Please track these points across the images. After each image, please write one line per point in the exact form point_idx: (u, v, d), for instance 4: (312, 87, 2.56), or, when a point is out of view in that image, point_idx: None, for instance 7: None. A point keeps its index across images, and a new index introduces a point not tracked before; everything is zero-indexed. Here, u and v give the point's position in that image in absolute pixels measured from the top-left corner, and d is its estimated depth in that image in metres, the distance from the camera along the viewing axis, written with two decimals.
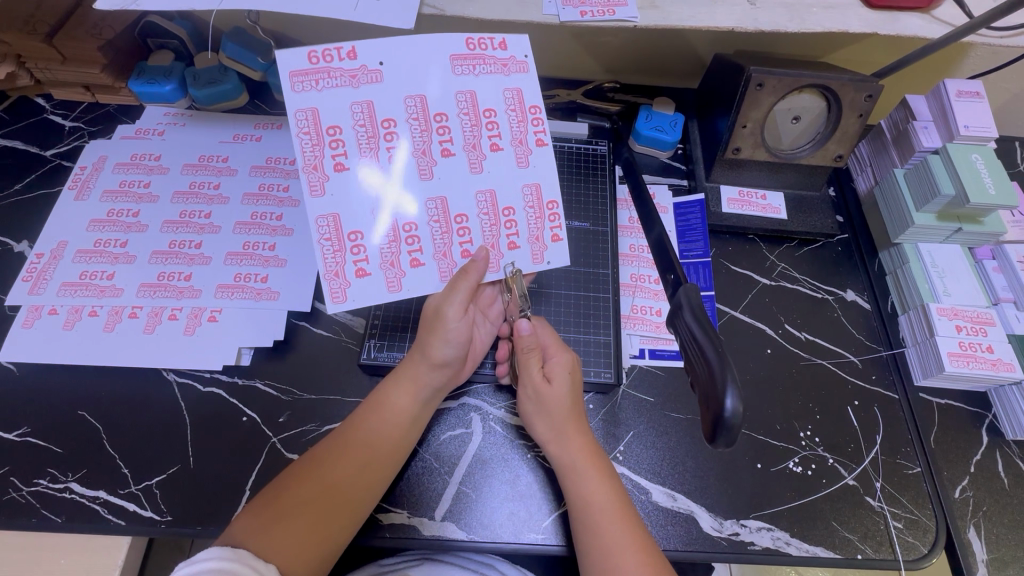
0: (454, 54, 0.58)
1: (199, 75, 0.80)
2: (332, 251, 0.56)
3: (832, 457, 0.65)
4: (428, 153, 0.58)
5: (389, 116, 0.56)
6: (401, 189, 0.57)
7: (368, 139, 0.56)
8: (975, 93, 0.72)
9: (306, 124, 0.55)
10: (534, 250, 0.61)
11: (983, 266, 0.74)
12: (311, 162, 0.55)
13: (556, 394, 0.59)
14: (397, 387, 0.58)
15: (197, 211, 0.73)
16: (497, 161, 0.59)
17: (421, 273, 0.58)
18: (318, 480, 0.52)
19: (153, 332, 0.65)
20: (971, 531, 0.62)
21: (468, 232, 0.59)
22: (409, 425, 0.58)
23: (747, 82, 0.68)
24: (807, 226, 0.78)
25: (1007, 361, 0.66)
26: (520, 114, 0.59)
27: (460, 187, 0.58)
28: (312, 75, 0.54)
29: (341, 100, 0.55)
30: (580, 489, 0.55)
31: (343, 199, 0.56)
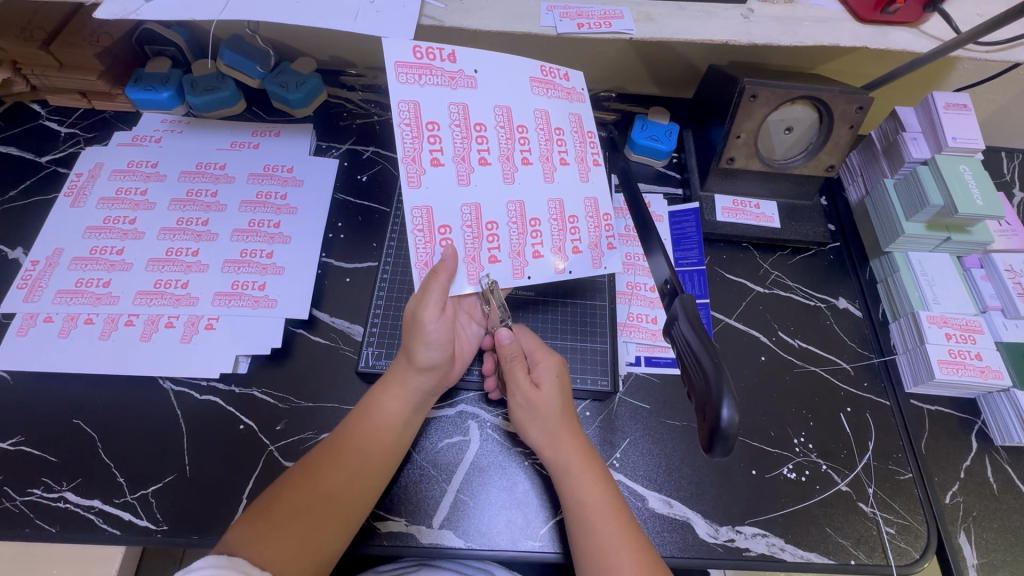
0: (532, 76, 0.63)
1: (197, 83, 0.80)
2: (423, 241, 0.58)
3: (825, 463, 0.66)
4: (511, 160, 0.61)
5: (480, 120, 0.61)
6: (485, 190, 0.60)
7: (463, 139, 0.60)
8: (963, 105, 0.73)
9: (408, 115, 0.58)
10: (557, 260, 0.62)
11: (971, 274, 0.75)
12: (409, 154, 0.58)
13: (546, 399, 0.59)
14: (385, 394, 0.58)
15: (194, 219, 0.73)
16: (564, 175, 0.64)
17: (496, 268, 0.60)
18: (312, 488, 0.52)
19: (150, 340, 0.65)
20: (962, 536, 0.63)
21: (540, 236, 0.62)
22: (399, 428, 0.58)
23: (740, 93, 0.69)
24: (799, 234, 0.80)
25: (995, 368, 0.67)
26: (547, 133, 0.63)
27: (533, 193, 0.62)
28: (416, 70, 0.58)
29: (440, 98, 0.59)
30: (575, 492, 0.55)
31: (436, 192, 0.58)
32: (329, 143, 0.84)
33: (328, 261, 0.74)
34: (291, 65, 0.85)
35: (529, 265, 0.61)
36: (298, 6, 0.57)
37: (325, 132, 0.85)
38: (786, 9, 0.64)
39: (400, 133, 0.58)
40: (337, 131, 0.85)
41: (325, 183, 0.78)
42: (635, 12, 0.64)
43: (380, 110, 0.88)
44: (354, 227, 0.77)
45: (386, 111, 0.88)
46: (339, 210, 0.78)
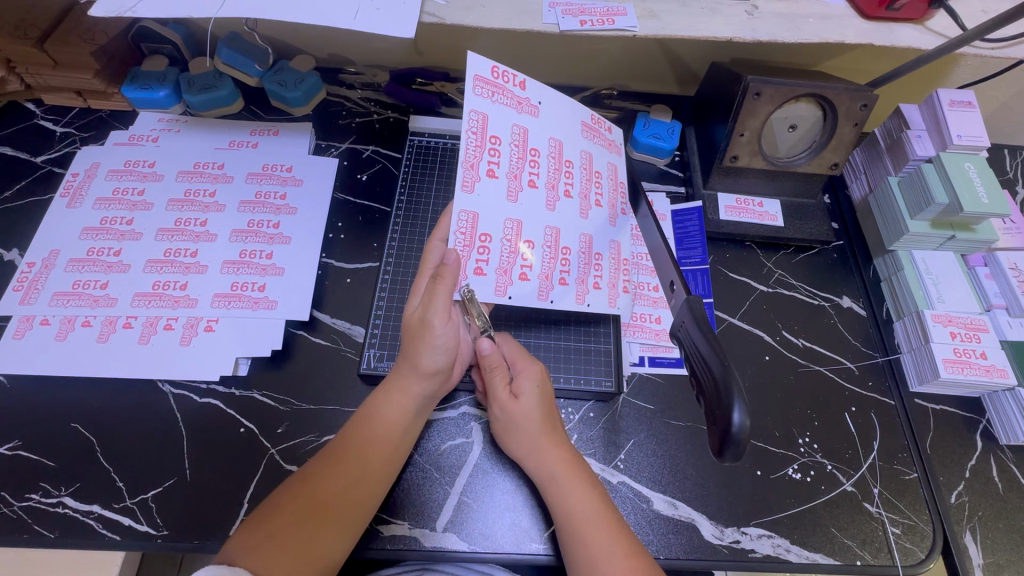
0: (583, 121, 0.67)
1: (194, 81, 0.80)
2: (462, 244, 0.56)
3: (830, 463, 0.65)
4: (556, 188, 0.62)
5: (536, 146, 0.62)
6: (528, 210, 0.60)
7: (518, 158, 0.60)
8: (967, 103, 0.73)
9: (475, 124, 0.57)
10: (578, 291, 0.62)
11: (975, 272, 0.75)
12: (469, 160, 0.57)
13: (523, 409, 0.58)
14: (385, 400, 0.57)
15: (193, 219, 0.72)
16: (596, 215, 0.65)
17: (527, 284, 0.59)
18: (311, 497, 0.52)
19: (148, 342, 0.64)
20: (968, 536, 0.63)
21: (569, 266, 0.62)
22: (393, 432, 0.57)
23: (744, 91, 0.69)
24: (803, 233, 0.79)
25: (1000, 367, 0.67)
26: (589, 174, 0.65)
27: (568, 223, 0.62)
28: (490, 86, 0.59)
29: (506, 117, 0.60)
30: (562, 501, 0.55)
31: (485, 201, 0.58)
32: (328, 142, 0.83)
33: (329, 261, 0.73)
34: (290, 63, 0.84)
35: (553, 290, 0.61)
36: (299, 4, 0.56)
37: (324, 131, 0.84)
38: (790, 6, 0.64)
39: (466, 139, 0.57)
40: (337, 129, 0.84)
41: (326, 183, 0.78)
42: (639, 9, 0.64)
43: (380, 109, 0.88)
44: (355, 227, 0.76)
45: (387, 109, 0.88)
46: (340, 210, 0.77)
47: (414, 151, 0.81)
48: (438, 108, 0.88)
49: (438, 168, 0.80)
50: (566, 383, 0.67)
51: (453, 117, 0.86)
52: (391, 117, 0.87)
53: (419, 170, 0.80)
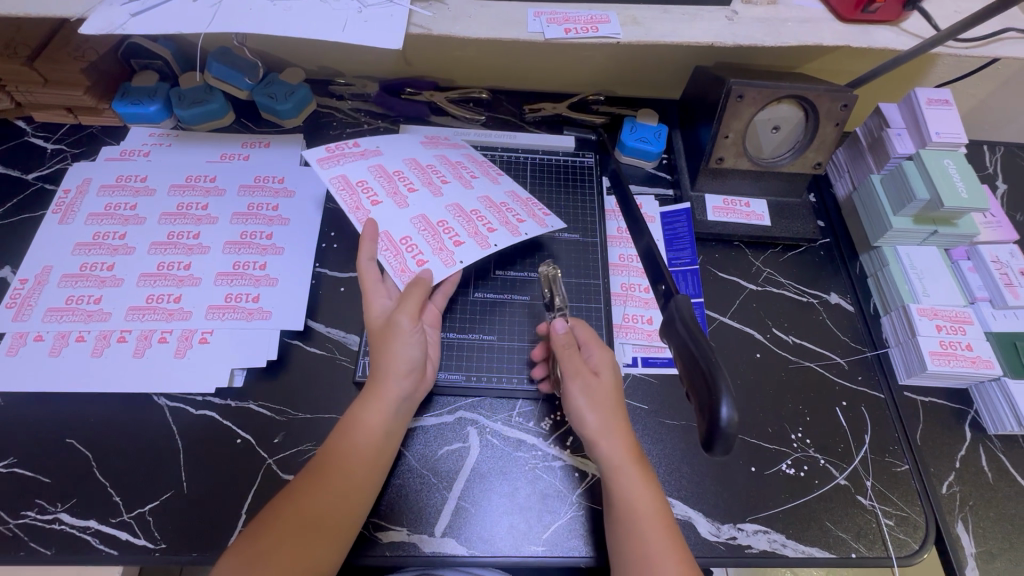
0: (422, 141, 0.79)
1: (185, 96, 0.81)
2: (431, 237, 0.68)
3: (823, 458, 0.66)
4: (463, 177, 0.75)
5: (428, 163, 0.76)
6: (456, 195, 0.73)
7: (390, 184, 0.71)
8: (945, 101, 0.74)
9: (340, 184, 0.70)
10: (538, 220, 0.72)
11: (959, 266, 0.76)
12: (353, 205, 0.68)
13: (603, 386, 0.59)
14: (364, 408, 0.57)
15: (185, 232, 0.72)
16: (483, 183, 0.76)
17: (461, 250, 0.67)
18: (299, 513, 0.51)
19: (142, 356, 0.64)
20: (960, 526, 0.64)
21: (487, 219, 0.70)
22: (381, 442, 0.56)
23: (727, 94, 0.70)
24: (790, 231, 0.81)
25: (986, 358, 0.68)
26: (480, 163, 0.79)
27: (464, 199, 0.72)
28: (333, 157, 0.72)
29: (360, 167, 0.72)
30: (622, 495, 0.55)
31: (421, 205, 0.70)
32: None
33: (322, 271, 0.74)
34: (279, 75, 0.85)
35: (521, 226, 0.71)
36: (289, 17, 0.57)
37: (315, 142, 0.85)
38: (769, 11, 0.66)
39: (339, 195, 0.69)
40: (329, 140, 0.85)
41: (318, 193, 0.78)
42: (622, 16, 0.65)
43: (370, 119, 0.89)
44: (348, 236, 0.77)
45: (377, 120, 0.89)
46: (333, 220, 0.78)
47: None
48: (428, 117, 0.88)
49: None
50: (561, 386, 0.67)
51: (443, 125, 0.87)
52: (382, 127, 0.88)
53: None
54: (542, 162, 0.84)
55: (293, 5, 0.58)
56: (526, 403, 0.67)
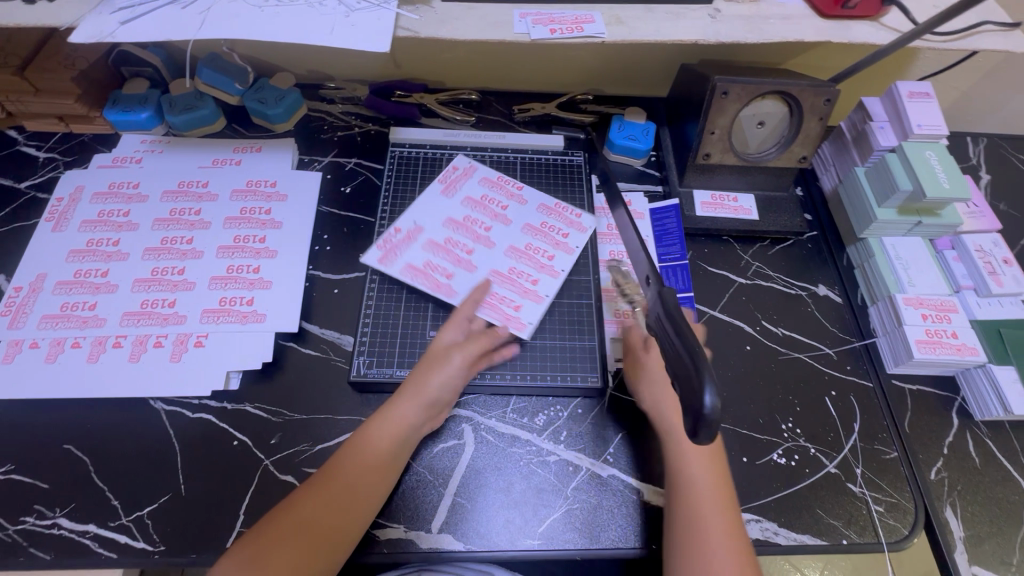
0: (441, 187, 0.79)
1: (175, 102, 0.81)
2: (514, 285, 0.72)
3: (813, 447, 0.67)
4: (497, 215, 0.77)
5: (462, 215, 0.77)
6: (503, 236, 0.76)
7: (450, 254, 0.73)
8: (926, 93, 0.75)
9: (412, 272, 0.71)
10: (577, 225, 0.78)
11: (944, 256, 0.78)
12: (433, 285, 0.70)
13: (656, 363, 0.65)
14: (379, 428, 0.58)
15: (179, 237, 0.72)
16: (520, 211, 0.78)
17: (541, 285, 0.72)
18: (300, 522, 0.52)
19: (138, 361, 0.64)
20: (948, 510, 0.65)
21: (542, 248, 0.75)
22: (390, 456, 0.57)
23: (712, 91, 0.71)
24: (778, 225, 0.82)
25: (971, 346, 0.70)
26: (499, 185, 0.80)
27: (515, 237, 0.76)
28: (388, 249, 0.72)
29: (416, 249, 0.73)
30: (681, 463, 0.59)
31: (487, 260, 0.73)
32: (311, 156, 0.84)
33: (316, 273, 0.75)
34: (269, 80, 0.86)
35: (569, 241, 0.76)
36: (278, 23, 0.58)
37: (306, 146, 0.86)
38: (750, 8, 0.67)
39: (416, 283, 0.70)
40: (320, 144, 0.86)
41: (310, 196, 0.79)
42: (607, 16, 0.66)
43: (360, 122, 0.89)
44: (340, 239, 0.77)
45: (368, 122, 0.90)
46: (326, 223, 0.78)
47: (396, 162, 0.82)
48: (418, 118, 0.89)
49: (419, 177, 0.81)
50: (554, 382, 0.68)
51: (433, 127, 0.88)
52: (373, 130, 0.89)
53: (401, 180, 0.81)
54: (531, 161, 0.85)
55: (281, 10, 0.59)
56: (520, 400, 0.68)
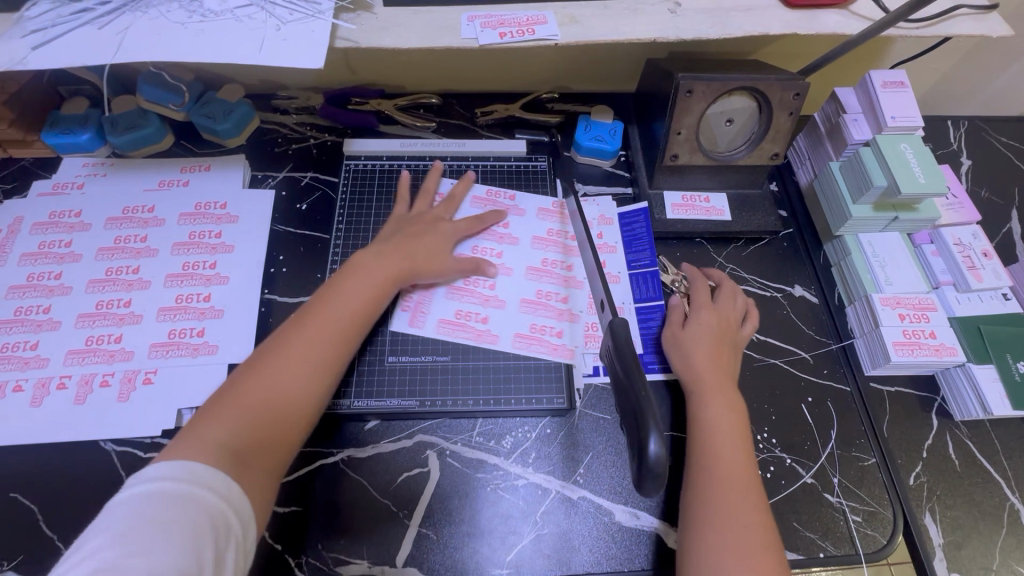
0: None
1: (117, 122, 0.77)
2: (548, 310, 0.71)
3: (789, 457, 0.65)
4: (502, 237, 0.75)
5: (476, 246, 0.74)
6: (518, 253, 0.74)
7: (478, 296, 0.71)
8: (900, 83, 0.72)
9: (448, 325, 0.68)
10: (583, 220, 0.78)
11: (922, 250, 0.75)
12: (476, 334, 0.68)
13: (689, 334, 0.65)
14: (352, 276, 0.62)
15: (124, 267, 0.69)
16: (518, 223, 0.77)
17: (574, 301, 0.71)
18: (276, 356, 0.54)
19: (84, 402, 0.62)
20: (928, 516, 0.63)
21: (561, 259, 0.74)
22: (367, 300, 0.61)
23: (676, 89, 0.68)
24: (752, 225, 0.79)
25: (949, 346, 0.68)
26: (489, 200, 0.78)
27: (529, 257, 0.74)
28: (416, 308, 0.69)
29: (444, 300, 0.70)
30: (699, 410, 0.60)
31: (509, 289, 0.72)
32: (265, 172, 0.81)
33: (273, 297, 0.71)
34: (217, 94, 0.82)
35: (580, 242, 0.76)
36: (205, 40, 0.54)
37: (260, 161, 0.82)
38: (713, 1, 0.63)
39: (458, 338, 0.68)
40: (273, 158, 0.82)
41: (263, 215, 0.75)
42: (560, 15, 0.62)
43: (316, 133, 0.86)
44: (297, 258, 0.74)
45: (324, 133, 0.86)
46: (281, 243, 0.75)
47: (351, 176, 0.79)
48: (376, 126, 0.85)
49: (376, 192, 0.78)
50: (517, 403, 0.65)
51: (392, 136, 0.84)
52: (329, 140, 0.85)
53: (358, 195, 0.78)
54: (493, 170, 0.82)
55: (207, 26, 0.55)
56: (486, 421, 0.66)
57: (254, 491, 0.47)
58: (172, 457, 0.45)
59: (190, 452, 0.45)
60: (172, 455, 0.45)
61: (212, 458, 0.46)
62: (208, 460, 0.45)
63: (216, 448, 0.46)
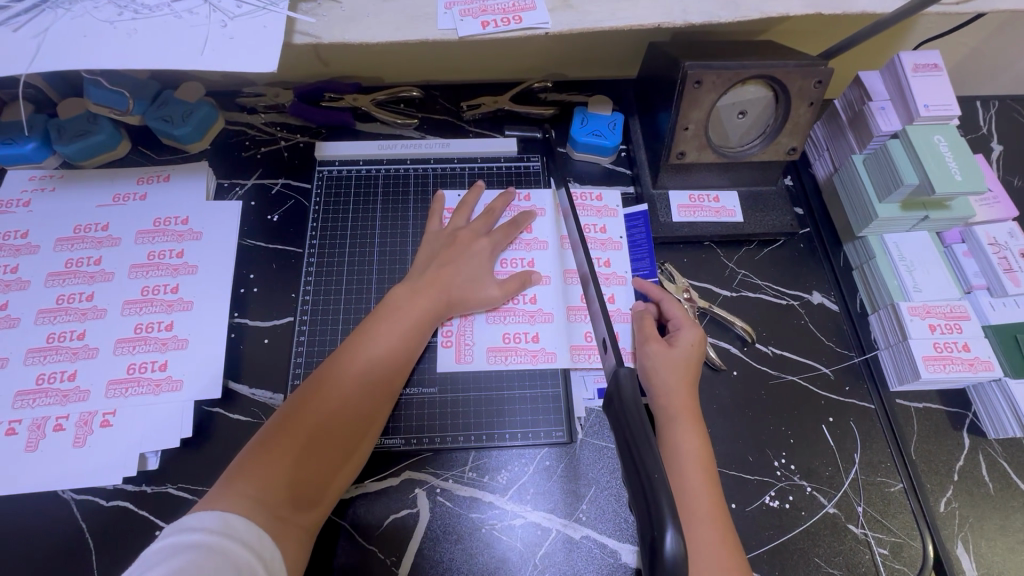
0: None
1: (64, 128, 0.69)
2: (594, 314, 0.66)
3: (809, 485, 0.60)
4: (531, 244, 0.70)
5: (510, 259, 0.68)
6: (548, 258, 0.69)
7: (523, 315, 0.66)
8: (934, 65, 0.65)
9: (497, 352, 0.64)
10: (607, 212, 0.72)
11: (953, 251, 0.69)
12: (531, 354, 0.64)
13: (672, 353, 0.58)
14: (386, 319, 0.58)
15: (77, 294, 0.63)
16: (543, 225, 0.71)
17: (619, 300, 0.67)
18: (312, 414, 0.51)
19: (36, 449, 0.56)
20: (960, 547, 0.58)
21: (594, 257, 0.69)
22: (401, 346, 0.57)
23: (683, 80, 0.60)
24: (765, 226, 0.72)
25: (985, 360, 0.62)
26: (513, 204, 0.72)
27: (562, 261, 0.69)
28: (455, 338, 0.64)
29: (487, 326, 0.65)
30: (668, 438, 0.54)
31: (551, 298, 0.67)
32: (232, 180, 0.74)
33: (244, 322, 0.65)
34: (175, 93, 0.74)
35: (609, 236, 0.71)
36: (138, 42, 0.47)
37: (225, 167, 0.75)
38: None
39: (512, 365, 0.63)
40: (241, 163, 0.75)
41: (229, 229, 0.69)
42: None
43: (286, 133, 0.78)
44: (269, 276, 0.68)
45: (296, 134, 0.78)
46: (251, 260, 0.69)
47: (325, 185, 0.73)
48: (353, 125, 0.78)
49: (353, 201, 0.72)
50: (512, 439, 0.61)
51: (370, 138, 0.77)
52: (301, 142, 0.77)
53: (333, 206, 0.71)
54: (481, 173, 0.75)
55: (140, 25, 0.47)
56: (479, 455, 0.60)
57: (293, 558, 0.47)
58: (216, 506, 0.45)
59: (234, 505, 0.45)
60: (213, 505, 0.45)
61: (255, 515, 0.45)
62: (250, 517, 0.45)
63: (260, 505, 0.46)
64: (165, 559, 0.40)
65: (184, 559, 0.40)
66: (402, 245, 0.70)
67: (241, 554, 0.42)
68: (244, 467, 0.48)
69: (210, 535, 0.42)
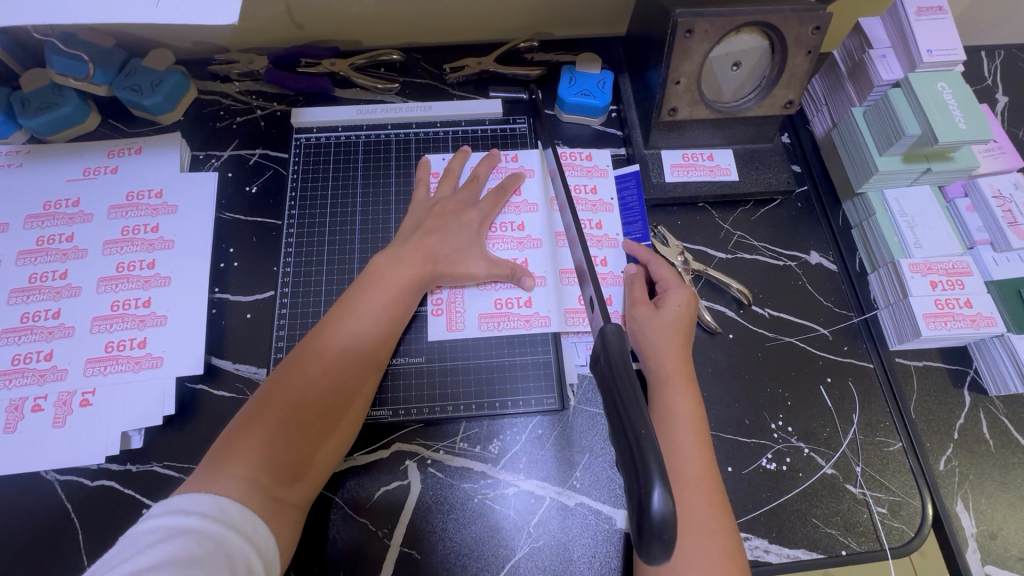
0: None
1: (29, 101, 0.66)
2: None
3: (807, 447, 0.59)
4: (520, 207, 0.67)
5: (500, 222, 0.66)
6: (537, 221, 0.67)
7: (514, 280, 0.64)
8: (937, 9, 0.62)
9: (490, 320, 0.62)
10: (597, 172, 0.70)
11: (954, 205, 0.67)
12: (523, 318, 0.62)
13: (664, 317, 0.56)
14: (367, 292, 0.56)
15: (50, 272, 0.61)
16: (531, 187, 0.69)
17: (612, 263, 0.65)
18: (293, 393, 0.49)
19: (15, 431, 0.55)
20: (959, 504, 0.58)
21: (585, 219, 0.67)
22: (385, 320, 0.55)
23: (674, 29, 0.58)
24: (760, 184, 0.69)
25: (987, 315, 0.60)
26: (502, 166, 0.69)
27: (552, 223, 0.67)
28: (446, 307, 0.62)
29: (477, 294, 0.63)
30: (659, 403, 0.53)
31: (542, 262, 0.65)
32: (207, 152, 0.71)
33: (225, 297, 0.63)
34: (143, 61, 0.70)
35: (600, 197, 0.68)
36: None
37: (200, 138, 0.72)
38: None
39: (505, 331, 0.62)
40: (215, 134, 0.72)
41: (205, 202, 0.66)
42: None
43: (262, 101, 0.74)
44: (248, 250, 0.66)
45: (272, 102, 0.74)
46: (230, 233, 0.67)
47: (303, 154, 0.70)
48: (333, 91, 0.74)
49: (334, 170, 0.69)
50: (503, 408, 0.60)
51: (349, 103, 0.74)
52: (278, 110, 0.74)
53: (313, 175, 0.69)
54: (467, 137, 0.72)
55: None
56: (471, 425, 0.59)
57: (285, 536, 0.46)
58: (207, 490, 0.43)
59: (225, 488, 0.44)
60: (202, 489, 0.44)
61: (248, 499, 0.44)
62: (242, 501, 0.44)
63: (252, 487, 0.45)
64: (154, 542, 0.39)
65: (178, 545, 0.39)
66: (384, 212, 0.67)
67: (235, 541, 0.41)
68: (230, 448, 0.46)
69: (205, 519, 0.41)
